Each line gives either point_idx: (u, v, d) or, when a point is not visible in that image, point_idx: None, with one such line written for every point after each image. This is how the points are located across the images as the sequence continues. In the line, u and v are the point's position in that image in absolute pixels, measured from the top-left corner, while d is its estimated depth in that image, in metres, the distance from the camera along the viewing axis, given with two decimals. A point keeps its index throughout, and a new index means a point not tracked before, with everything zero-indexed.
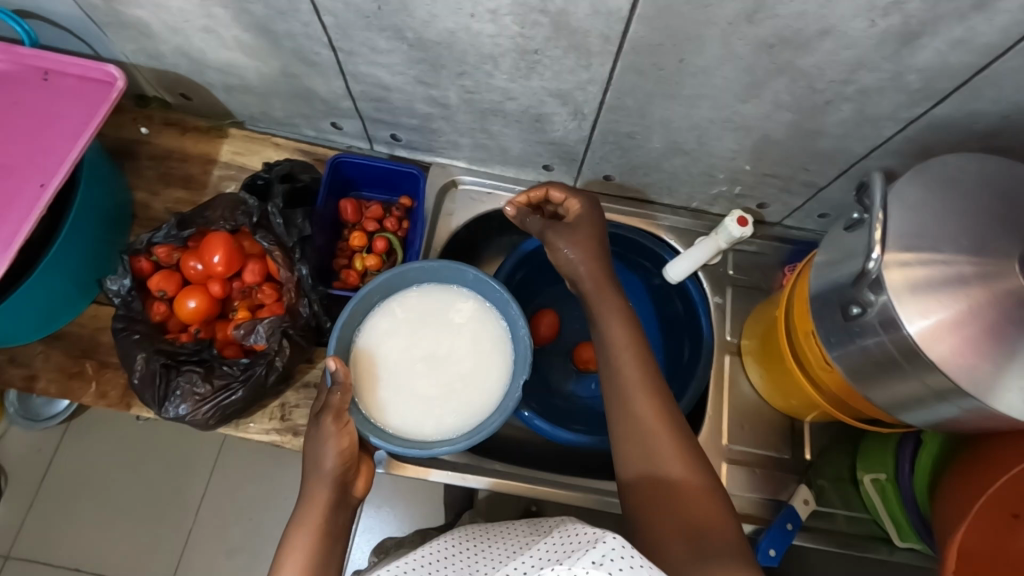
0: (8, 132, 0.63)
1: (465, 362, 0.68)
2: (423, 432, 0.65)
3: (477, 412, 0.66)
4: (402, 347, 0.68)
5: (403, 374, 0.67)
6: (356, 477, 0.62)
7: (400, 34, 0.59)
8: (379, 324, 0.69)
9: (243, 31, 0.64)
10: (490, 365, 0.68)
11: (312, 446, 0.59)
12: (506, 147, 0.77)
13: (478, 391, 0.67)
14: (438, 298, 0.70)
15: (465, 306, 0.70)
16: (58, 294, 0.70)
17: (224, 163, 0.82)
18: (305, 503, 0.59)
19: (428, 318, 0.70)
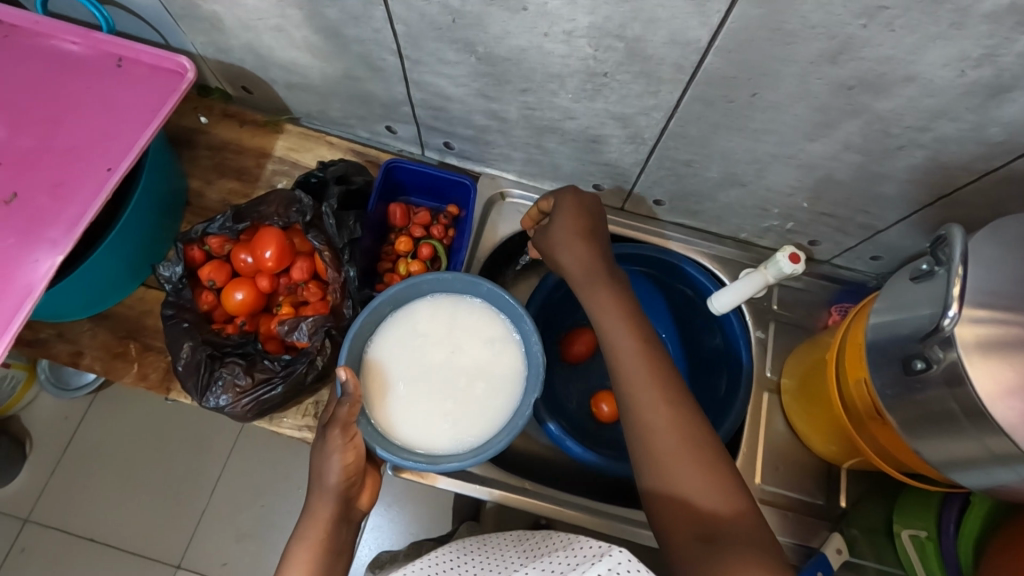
0: (78, 114, 0.64)
1: (471, 376, 0.67)
2: (428, 445, 0.64)
3: (483, 428, 0.65)
4: (411, 358, 0.68)
5: (408, 385, 0.67)
6: (361, 490, 0.64)
7: (469, 48, 0.59)
8: (389, 333, 0.69)
9: (313, 33, 0.65)
10: (499, 382, 0.67)
11: (317, 459, 0.60)
12: (558, 164, 0.77)
13: (486, 407, 0.66)
14: (450, 310, 0.70)
15: (477, 319, 0.70)
16: (111, 276, 0.71)
17: (278, 158, 0.83)
18: (307, 516, 0.60)
19: (438, 329, 0.69)
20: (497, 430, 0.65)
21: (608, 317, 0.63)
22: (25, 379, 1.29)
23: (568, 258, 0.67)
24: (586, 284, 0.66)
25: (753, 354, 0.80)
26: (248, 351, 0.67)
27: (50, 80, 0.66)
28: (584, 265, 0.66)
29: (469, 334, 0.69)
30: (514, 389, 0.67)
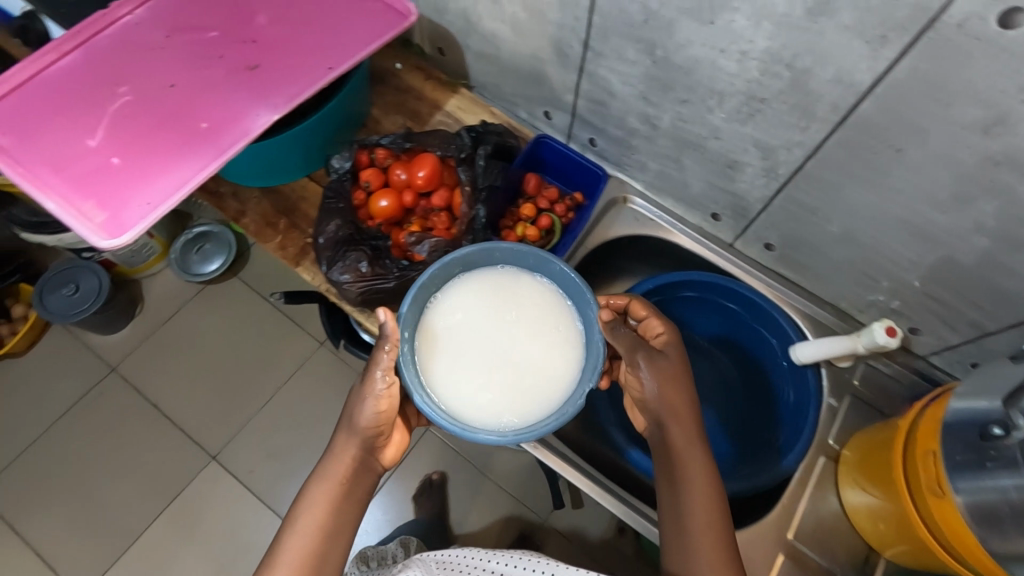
0: (320, 23, 0.79)
1: (527, 361, 0.69)
2: (471, 413, 0.67)
3: (529, 412, 0.67)
4: (469, 323, 0.71)
5: (464, 358, 0.70)
6: (387, 441, 0.71)
7: (650, 49, 0.68)
8: (456, 295, 0.73)
9: (521, 10, 0.76)
10: (551, 369, 0.69)
11: (353, 403, 0.68)
12: (686, 184, 0.83)
13: (535, 393, 0.68)
14: (520, 285, 0.73)
15: (537, 297, 0.73)
16: (289, 157, 0.85)
17: (446, 112, 0.96)
18: (332, 454, 0.67)
19: (504, 306, 0.72)
20: (542, 416, 0.67)
21: (687, 459, 0.64)
22: (159, 254, 1.46)
23: (661, 397, 0.67)
24: (671, 424, 0.66)
25: (820, 419, 0.80)
26: (377, 243, 0.77)
27: None
28: (672, 404, 0.66)
29: (534, 318, 0.72)
30: (568, 379, 0.69)
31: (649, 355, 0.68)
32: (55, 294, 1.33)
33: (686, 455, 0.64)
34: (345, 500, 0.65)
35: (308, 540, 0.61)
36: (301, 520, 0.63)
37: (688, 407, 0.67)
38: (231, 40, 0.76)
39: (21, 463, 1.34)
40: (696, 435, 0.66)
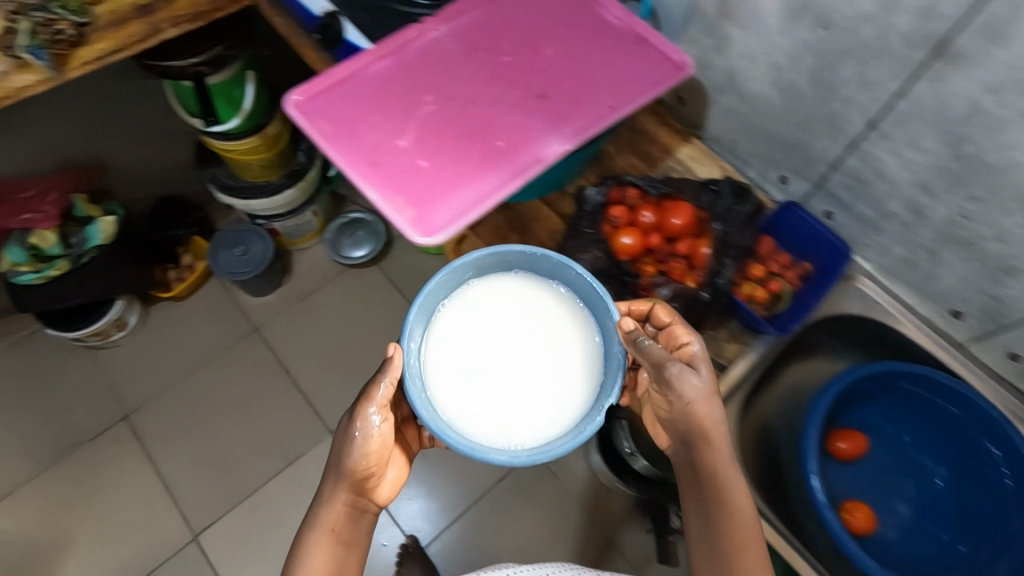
0: (601, 64, 0.82)
1: (525, 371, 0.81)
2: (478, 428, 0.77)
3: (521, 424, 0.77)
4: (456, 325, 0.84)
5: (464, 373, 0.80)
6: (378, 482, 0.80)
7: (956, 143, 0.70)
8: (450, 316, 0.84)
9: (804, 79, 0.79)
10: (551, 385, 0.80)
11: (342, 443, 0.76)
12: (937, 275, 0.86)
13: (551, 418, 0.78)
14: (516, 286, 0.85)
15: (563, 318, 0.84)
16: (538, 182, 0.89)
17: (678, 159, 0.98)
18: (331, 465, 0.77)
19: (513, 319, 0.83)
20: (558, 436, 0.76)
21: (726, 477, 0.71)
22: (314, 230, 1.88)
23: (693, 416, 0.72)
24: (711, 448, 0.72)
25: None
26: (628, 281, 0.82)
27: (590, 32, 0.85)
28: (701, 424, 0.72)
29: (524, 322, 0.84)
30: (578, 400, 0.79)
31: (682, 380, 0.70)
32: (227, 252, 1.72)
33: (731, 476, 0.71)
34: (343, 521, 0.76)
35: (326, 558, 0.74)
36: (314, 537, 0.75)
37: (727, 436, 0.71)
38: (522, 67, 0.81)
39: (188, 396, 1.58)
40: (722, 448, 0.72)
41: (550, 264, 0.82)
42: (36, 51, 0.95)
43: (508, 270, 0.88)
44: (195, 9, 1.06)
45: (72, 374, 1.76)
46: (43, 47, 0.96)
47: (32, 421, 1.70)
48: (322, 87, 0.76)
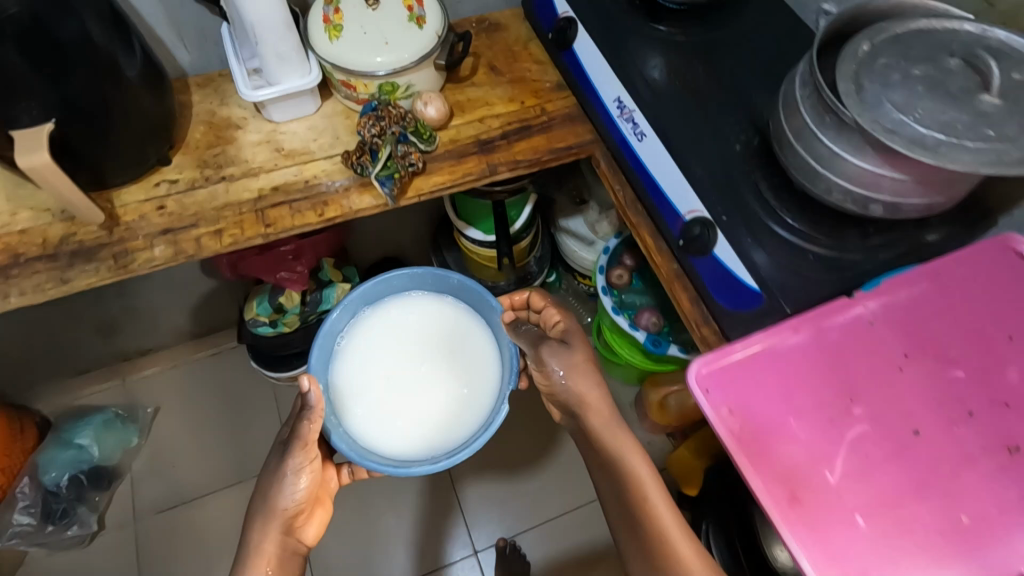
0: None
1: (405, 367, 1.09)
2: (415, 426, 1.05)
3: (410, 422, 1.05)
4: (375, 358, 1.10)
5: (370, 364, 1.10)
6: (306, 522, 0.92)
7: None
8: (354, 355, 1.11)
9: None
10: (428, 372, 1.09)
11: (277, 478, 0.89)
12: None
13: (442, 391, 1.08)
14: (424, 315, 1.15)
15: (440, 322, 1.14)
16: None
17: None
18: (266, 505, 0.88)
19: (406, 327, 1.13)
20: (436, 449, 1.03)
21: (632, 453, 0.80)
22: None
23: (598, 420, 0.84)
24: (598, 428, 0.84)
25: None
26: None
27: None
28: (602, 409, 0.85)
29: (401, 312, 1.15)
30: (470, 387, 1.08)
31: (559, 356, 0.91)
32: None
33: (608, 442, 0.82)
34: (275, 543, 0.86)
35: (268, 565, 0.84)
36: (256, 559, 0.84)
37: (598, 397, 0.86)
38: (980, 392, 0.65)
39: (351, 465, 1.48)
40: (637, 450, 0.80)
41: (435, 279, 1.15)
42: (383, 180, 0.93)
43: (407, 292, 1.17)
44: (535, 157, 1.00)
45: (257, 405, 1.79)
46: (390, 177, 0.93)
47: (213, 442, 1.74)
48: (735, 355, 0.69)
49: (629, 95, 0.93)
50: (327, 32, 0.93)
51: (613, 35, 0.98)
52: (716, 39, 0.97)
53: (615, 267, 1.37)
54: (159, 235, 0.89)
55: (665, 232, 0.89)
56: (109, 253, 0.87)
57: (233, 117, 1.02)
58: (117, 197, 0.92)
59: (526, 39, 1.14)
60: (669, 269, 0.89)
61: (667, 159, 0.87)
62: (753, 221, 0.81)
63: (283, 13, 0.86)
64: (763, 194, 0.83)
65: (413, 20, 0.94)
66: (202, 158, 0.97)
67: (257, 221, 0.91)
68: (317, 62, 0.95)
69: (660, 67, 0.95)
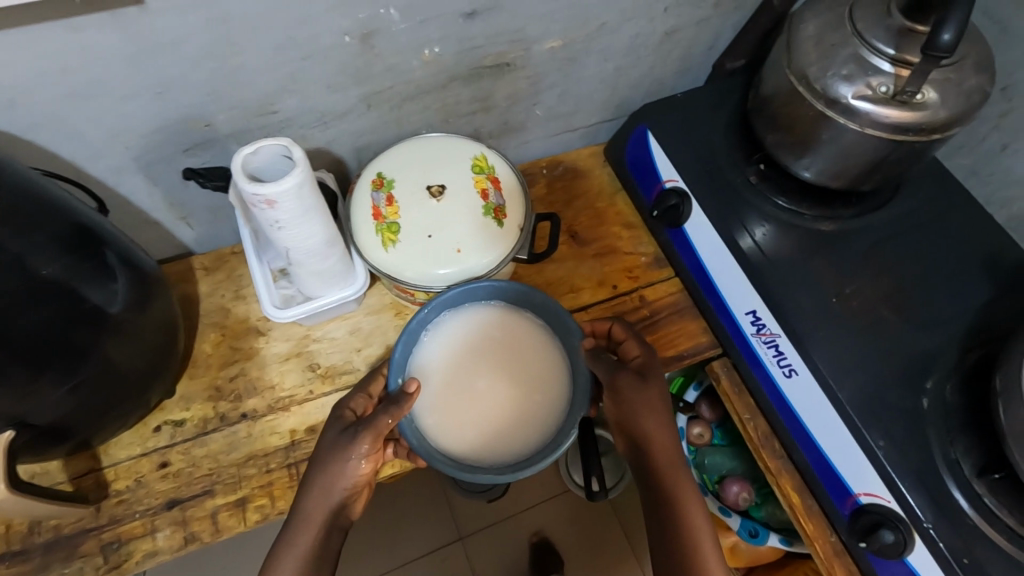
0: None
1: (485, 370, 0.71)
2: (475, 443, 0.68)
3: (476, 427, 0.68)
4: (447, 369, 0.71)
5: (443, 365, 0.71)
6: (358, 499, 0.67)
7: None
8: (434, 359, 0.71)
9: None
10: (516, 382, 0.70)
11: (333, 471, 0.63)
12: None
13: (509, 408, 0.69)
14: (502, 317, 0.73)
15: (528, 334, 0.72)
16: None
17: None
18: (295, 516, 0.63)
19: (486, 328, 0.73)
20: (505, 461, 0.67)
21: (688, 497, 0.64)
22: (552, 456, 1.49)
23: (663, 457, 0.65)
24: (663, 470, 0.65)
25: None
26: None
27: None
28: (665, 450, 0.65)
29: (482, 308, 0.73)
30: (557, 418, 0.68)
31: (640, 409, 0.66)
32: None
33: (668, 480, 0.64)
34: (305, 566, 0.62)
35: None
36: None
37: (672, 443, 0.66)
38: None
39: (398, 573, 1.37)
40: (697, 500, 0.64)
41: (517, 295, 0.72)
42: None
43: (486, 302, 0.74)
44: None
45: None
46: None
47: None
48: None
49: (770, 313, 0.71)
50: (379, 233, 0.71)
51: (741, 222, 0.76)
52: (877, 231, 0.75)
53: (694, 423, 1.12)
54: (162, 511, 0.68)
55: (821, 497, 0.69)
56: (95, 546, 0.66)
57: (252, 317, 0.79)
58: (105, 454, 0.70)
59: (612, 191, 0.92)
60: (828, 544, 0.68)
61: (832, 414, 0.67)
62: (961, 525, 0.61)
63: (329, 233, 0.64)
64: (973, 482, 0.62)
65: (490, 213, 0.73)
66: (215, 383, 0.75)
67: (291, 485, 0.70)
68: (361, 265, 0.74)
69: (810, 268, 0.73)
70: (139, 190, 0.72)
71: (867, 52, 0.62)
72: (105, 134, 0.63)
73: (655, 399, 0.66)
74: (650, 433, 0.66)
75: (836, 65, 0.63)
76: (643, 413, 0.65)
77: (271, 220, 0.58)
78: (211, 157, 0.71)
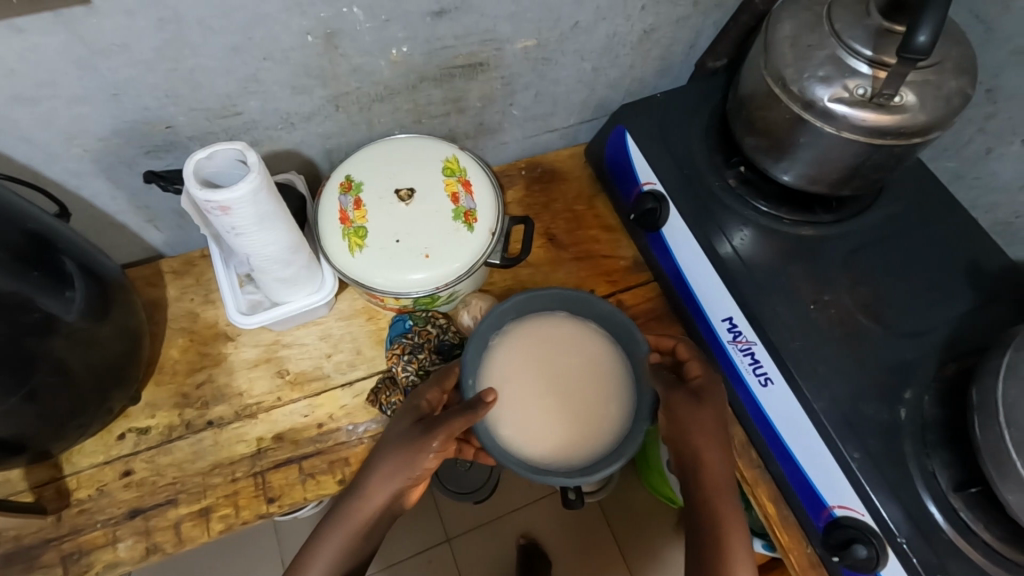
0: None
1: (551, 376, 0.70)
2: (534, 448, 0.67)
3: (545, 432, 0.67)
4: (513, 372, 0.69)
5: (509, 370, 0.69)
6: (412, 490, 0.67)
7: None
8: (499, 362, 0.70)
9: None
10: (585, 390, 0.69)
11: (395, 461, 0.62)
12: None
13: (578, 412, 0.68)
14: (568, 326, 0.72)
15: (593, 343, 0.71)
16: None
17: None
18: (354, 504, 0.63)
19: (552, 335, 0.72)
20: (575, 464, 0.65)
21: (734, 526, 0.60)
22: None
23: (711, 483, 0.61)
24: (709, 497, 0.61)
25: None
26: None
27: None
28: (714, 477, 0.62)
29: (547, 316, 0.73)
30: (623, 426, 0.67)
31: (693, 432, 0.62)
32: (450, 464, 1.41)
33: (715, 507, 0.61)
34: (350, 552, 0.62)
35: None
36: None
37: (725, 471, 0.62)
38: None
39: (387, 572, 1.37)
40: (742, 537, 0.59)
41: (582, 303, 0.71)
42: None
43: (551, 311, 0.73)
44: None
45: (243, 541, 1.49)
46: None
47: None
48: None
49: (746, 321, 0.70)
50: (346, 237, 0.69)
51: (719, 226, 0.74)
52: (857, 236, 0.74)
53: None
54: (123, 521, 0.67)
55: (797, 508, 0.69)
56: (56, 556, 0.65)
57: (221, 322, 0.78)
58: (67, 462, 0.69)
59: (591, 193, 0.90)
60: (804, 555, 0.69)
61: (807, 425, 0.65)
62: (937, 541, 0.60)
63: (292, 239, 0.63)
64: (950, 496, 0.61)
65: (460, 217, 0.71)
66: (182, 390, 0.74)
67: (257, 495, 0.69)
68: (330, 270, 0.73)
69: (787, 274, 0.72)
70: (101, 193, 0.70)
71: (844, 52, 0.60)
72: (60, 136, 0.61)
73: (710, 423, 0.62)
74: (705, 457, 0.62)
75: (811, 67, 0.61)
76: (699, 436, 0.62)
77: (228, 226, 0.57)
78: (175, 160, 0.69)
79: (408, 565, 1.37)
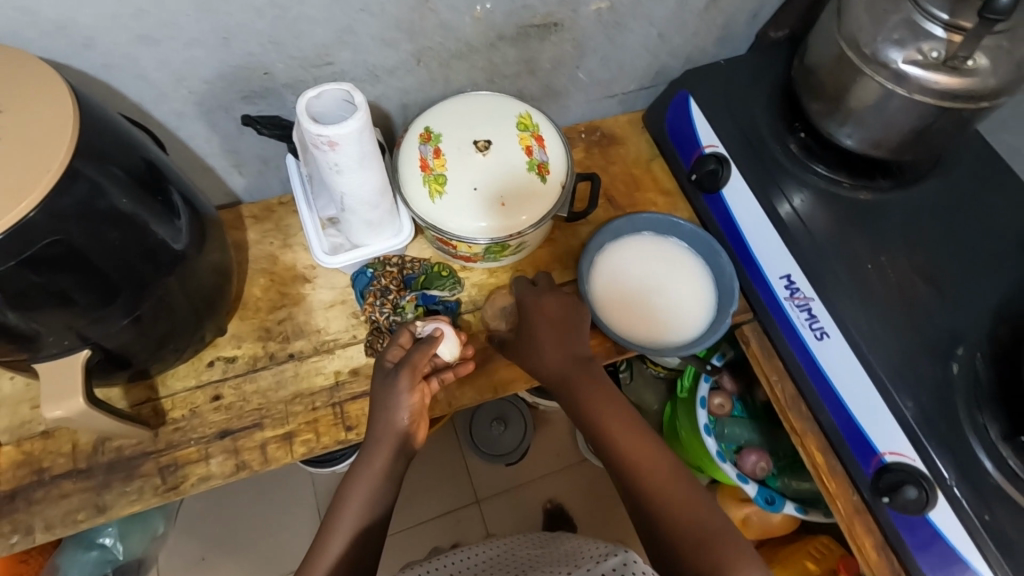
0: None
1: (645, 282, 0.80)
2: (639, 334, 0.77)
3: (644, 322, 0.78)
4: (615, 280, 0.80)
5: (610, 277, 0.80)
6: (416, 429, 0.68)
7: None
8: (604, 268, 0.80)
9: None
10: (672, 291, 0.79)
11: (386, 410, 0.65)
12: None
13: (669, 307, 0.78)
14: (653, 243, 0.82)
15: (677, 256, 0.81)
16: None
17: None
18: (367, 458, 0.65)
19: (643, 249, 0.81)
20: (674, 345, 0.76)
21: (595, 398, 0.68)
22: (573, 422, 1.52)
23: (582, 397, 0.68)
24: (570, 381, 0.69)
25: None
26: None
27: None
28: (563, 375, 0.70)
29: (638, 235, 0.82)
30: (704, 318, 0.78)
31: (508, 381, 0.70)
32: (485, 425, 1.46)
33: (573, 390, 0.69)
34: (376, 497, 0.65)
35: (348, 539, 0.63)
36: (337, 528, 0.63)
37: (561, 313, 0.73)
38: None
39: (422, 527, 1.41)
40: (608, 408, 0.67)
41: (668, 227, 0.82)
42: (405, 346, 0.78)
43: (640, 231, 0.83)
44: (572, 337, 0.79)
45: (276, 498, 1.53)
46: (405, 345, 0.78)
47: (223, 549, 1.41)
48: None
49: (805, 277, 0.73)
50: (427, 184, 0.73)
51: (779, 190, 0.77)
52: (915, 203, 0.76)
53: (715, 394, 1.12)
54: (214, 440, 0.72)
55: (847, 459, 0.71)
56: (154, 468, 0.70)
57: (299, 265, 0.83)
58: (162, 384, 0.74)
59: (648, 157, 0.93)
60: (850, 502, 0.71)
61: (862, 376, 0.69)
62: (984, 484, 0.64)
63: (382, 183, 0.68)
64: (999, 445, 0.64)
65: (533, 168, 0.74)
66: (264, 325, 0.79)
67: (335, 423, 0.74)
68: (407, 216, 0.78)
69: (844, 235, 0.75)
70: (197, 136, 0.75)
71: (920, 17, 0.62)
72: (171, 76, 0.66)
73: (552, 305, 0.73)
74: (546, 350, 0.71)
75: (886, 31, 0.64)
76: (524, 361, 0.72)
77: (331, 163, 0.61)
78: (267, 106, 0.74)
79: (442, 519, 1.42)
